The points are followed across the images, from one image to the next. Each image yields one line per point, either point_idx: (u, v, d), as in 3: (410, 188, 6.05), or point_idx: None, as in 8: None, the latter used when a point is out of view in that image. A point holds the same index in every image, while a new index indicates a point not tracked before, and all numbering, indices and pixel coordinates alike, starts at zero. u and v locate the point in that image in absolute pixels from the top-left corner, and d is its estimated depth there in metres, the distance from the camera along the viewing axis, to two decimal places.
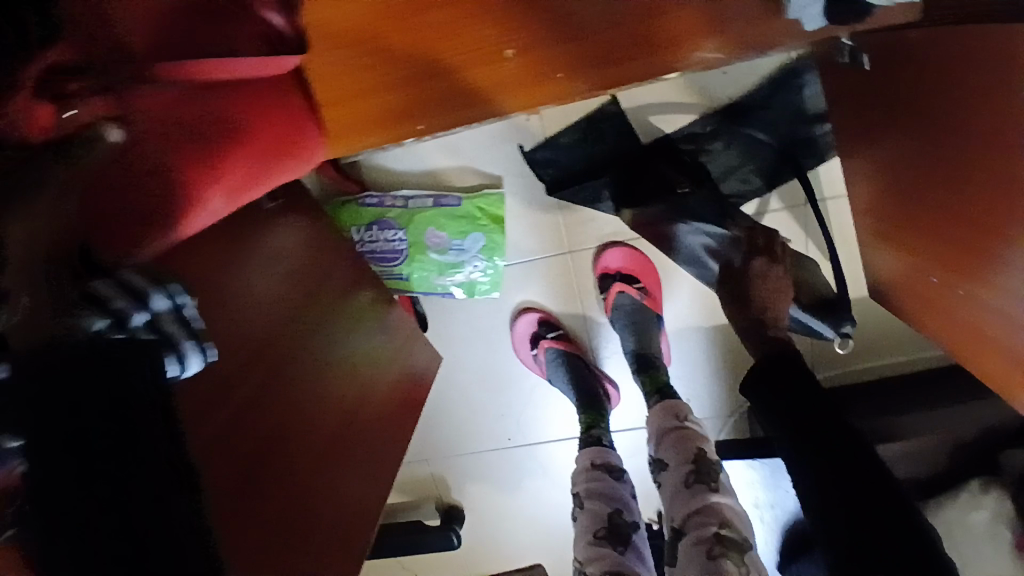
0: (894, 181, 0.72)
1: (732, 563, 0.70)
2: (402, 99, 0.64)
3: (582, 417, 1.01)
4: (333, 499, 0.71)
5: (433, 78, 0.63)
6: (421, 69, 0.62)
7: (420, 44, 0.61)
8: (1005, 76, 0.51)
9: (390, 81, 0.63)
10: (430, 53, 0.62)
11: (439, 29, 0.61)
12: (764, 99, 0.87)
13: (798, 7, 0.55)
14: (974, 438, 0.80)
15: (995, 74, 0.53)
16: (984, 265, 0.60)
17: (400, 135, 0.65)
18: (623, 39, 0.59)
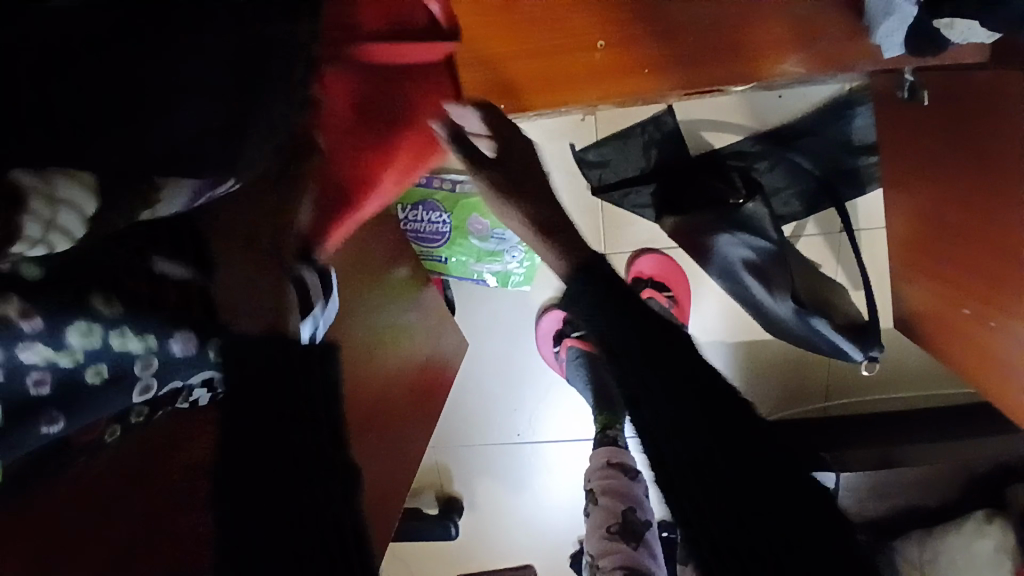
0: (930, 214, 0.76)
1: None
2: (495, 79, 0.65)
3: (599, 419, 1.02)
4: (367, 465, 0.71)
5: (529, 61, 0.64)
6: (514, 50, 0.64)
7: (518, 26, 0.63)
8: None
9: (489, 61, 0.64)
10: (527, 35, 0.63)
11: (540, 15, 0.62)
12: (813, 127, 0.92)
13: (884, 33, 0.57)
14: (985, 472, 0.84)
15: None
16: (1014, 297, 0.64)
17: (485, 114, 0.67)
18: (715, 46, 0.62)
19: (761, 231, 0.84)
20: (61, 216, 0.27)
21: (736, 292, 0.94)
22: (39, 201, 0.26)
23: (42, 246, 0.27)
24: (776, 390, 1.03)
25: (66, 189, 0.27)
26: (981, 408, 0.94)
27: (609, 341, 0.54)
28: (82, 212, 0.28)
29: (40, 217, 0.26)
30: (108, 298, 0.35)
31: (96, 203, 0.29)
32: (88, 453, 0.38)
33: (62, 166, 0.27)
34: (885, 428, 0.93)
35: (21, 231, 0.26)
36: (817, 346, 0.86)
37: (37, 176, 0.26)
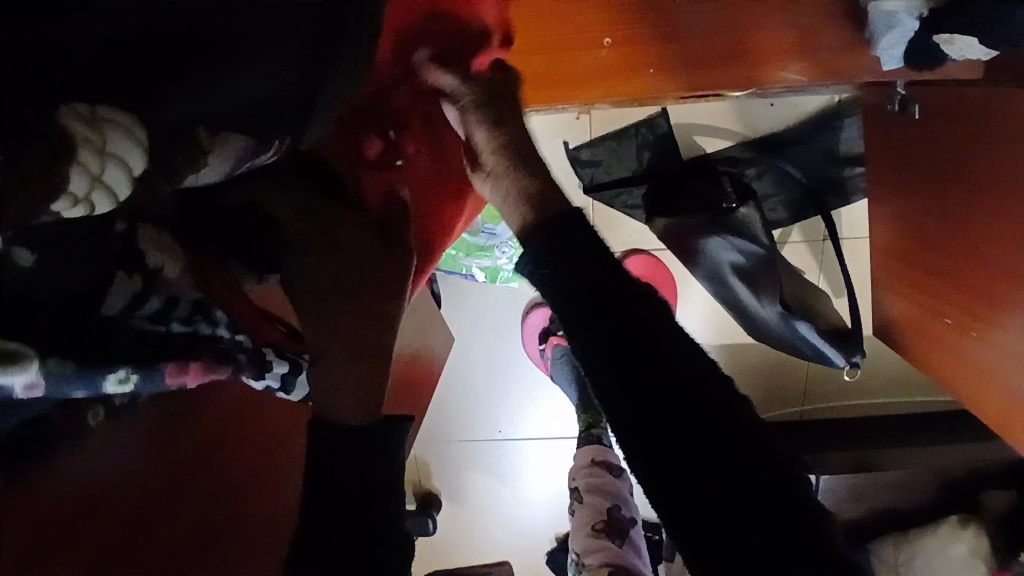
0: (915, 224, 0.78)
1: None
2: None
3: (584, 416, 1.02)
4: None
5: (536, 55, 0.64)
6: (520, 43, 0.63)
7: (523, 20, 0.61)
8: None
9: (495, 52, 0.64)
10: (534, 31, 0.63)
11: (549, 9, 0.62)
12: (802, 136, 0.93)
13: (884, 46, 0.59)
14: (958, 478, 0.86)
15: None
16: (997, 309, 0.66)
17: None
18: (719, 51, 0.63)
19: (750, 234, 0.85)
20: (105, 168, 0.26)
21: (721, 297, 0.95)
22: (89, 150, 0.25)
23: (83, 206, 0.26)
24: (755, 393, 1.05)
25: (116, 140, 0.26)
26: (954, 416, 0.97)
27: (569, 319, 0.48)
28: (125, 168, 0.27)
29: (88, 170, 0.25)
30: (131, 273, 0.36)
31: (142, 162, 0.27)
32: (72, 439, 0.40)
33: (113, 115, 0.26)
34: (862, 433, 0.95)
35: (68, 184, 0.24)
36: (800, 350, 0.88)
37: (88, 126, 0.25)
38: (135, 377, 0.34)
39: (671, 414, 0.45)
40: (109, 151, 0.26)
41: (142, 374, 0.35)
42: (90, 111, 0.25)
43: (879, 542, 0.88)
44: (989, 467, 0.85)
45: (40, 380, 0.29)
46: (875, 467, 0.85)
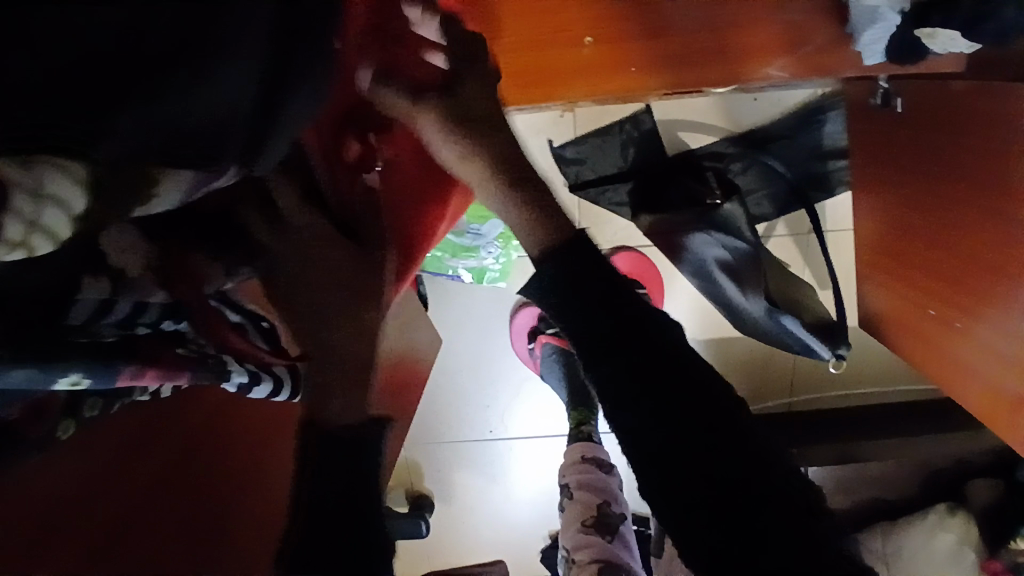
0: (898, 218, 0.78)
1: None
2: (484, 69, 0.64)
3: (575, 412, 1.02)
4: None
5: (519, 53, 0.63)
6: (499, 43, 0.62)
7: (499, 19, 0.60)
8: None
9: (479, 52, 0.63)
10: (514, 30, 0.62)
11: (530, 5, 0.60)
12: (785, 131, 0.93)
13: (866, 42, 0.59)
14: (943, 467, 0.87)
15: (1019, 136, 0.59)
16: (980, 301, 0.66)
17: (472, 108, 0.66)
18: (702, 46, 0.62)
19: (735, 232, 0.85)
20: (42, 212, 0.25)
21: (709, 293, 0.95)
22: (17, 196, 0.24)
23: (22, 249, 0.26)
24: (742, 386, 1.05)
25: (57, 186, 0.25)
26: (939, 405, 0.98)
27: (582, 349, 0.50)
28: (67, 208, 0.26)
29: (20, 216, 0.25)
30: (99, 276, 0.36)
31: (85, 201, 0.26)
32: (40, 449, 0.39)
33: (55, 157, 0.24)
34: (848, 424, 0.96)
35: None
36: (786, 343, 0.89)
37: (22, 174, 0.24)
38: (86, 380, 0.35)
39: (681, 429, 0.47)
40: (48, 195, 0.25)
41: (97, 375, 0.35)
42: (22, 157, 0.24)
43: (868, 532, 0.88)
44: (974, 456, 0.86)
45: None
46: (860, 458, 0.86)
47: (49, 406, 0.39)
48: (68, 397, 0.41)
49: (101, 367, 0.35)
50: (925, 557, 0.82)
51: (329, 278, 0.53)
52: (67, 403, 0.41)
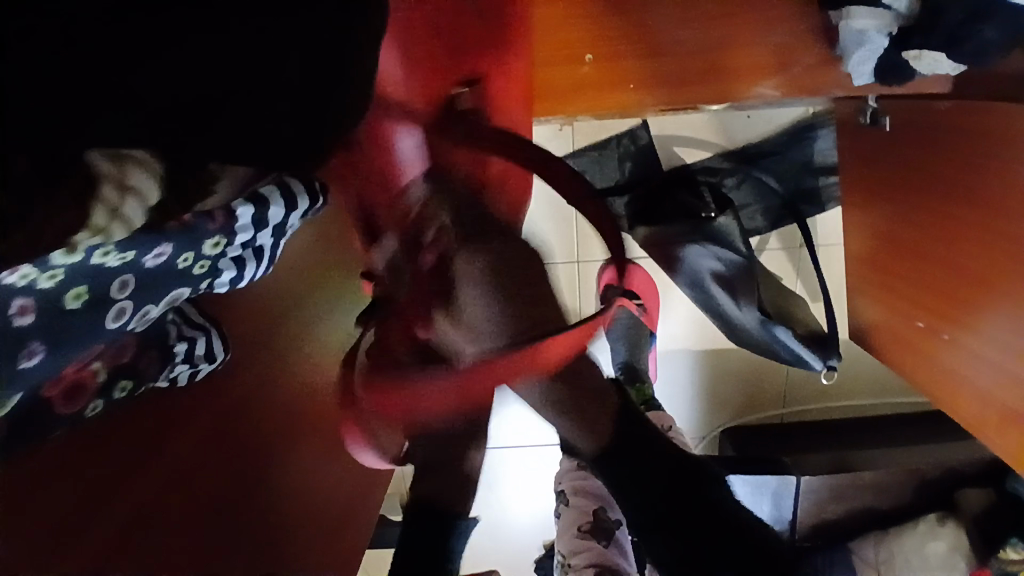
0: (889, 233, 0.80)
1: None
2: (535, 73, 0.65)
3: (628, 391, 1.02)
4: None
5: (543, 65, 0.65)
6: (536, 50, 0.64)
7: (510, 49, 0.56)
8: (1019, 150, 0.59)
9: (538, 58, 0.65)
10: (545, 42, 0.64)
11: (551, 21, 0.64)
12: (778, 147, 0.96)
13: (855, 63, 0.61)
14: (936, 477, 0.88)
15: (1003, 155, 0.61)
16: (967, 313, 0.69)
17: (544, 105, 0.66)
18: (695, 67, 0.64)
19: (729, 244, 0.87)
20: (128, 200, 0.31)
21: (703, 302, 0.97)
22: (107, 185, 0.30)
23: (100, 234, 0.30)
24: (735, 396, 1.08)
25: (133, 175, 0.31)
26: (932, 415, 0.99)
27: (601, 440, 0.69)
28: (143, 199, 0.32)
29: (108, 201, 0.30)
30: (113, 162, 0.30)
31: (156, 190, 0.33)
32: (69, 423, 0.40)
33: (136, 155, 0.31)
34: (842, 434, 0.98)
35: (88, 216, 0.30)
36: (778, 354, 0.90)
37: (111, 160, 0.30)
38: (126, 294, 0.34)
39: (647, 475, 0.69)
40: (127, 180, 0.31)
41: (137, 299, 0.35)
42: (112, 152, 0.30)
43: (859, 542, 0.91)
44: (966, 468, 0.87)
45: (34, 305, 0.30)
46: (851, 468, 0.89)
47: (83, 387, 0.40)
48: (103, 380, 0.41)
49: (154, 276, 0.35)
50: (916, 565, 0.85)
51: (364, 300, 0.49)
52: (102, 384, 0.41)
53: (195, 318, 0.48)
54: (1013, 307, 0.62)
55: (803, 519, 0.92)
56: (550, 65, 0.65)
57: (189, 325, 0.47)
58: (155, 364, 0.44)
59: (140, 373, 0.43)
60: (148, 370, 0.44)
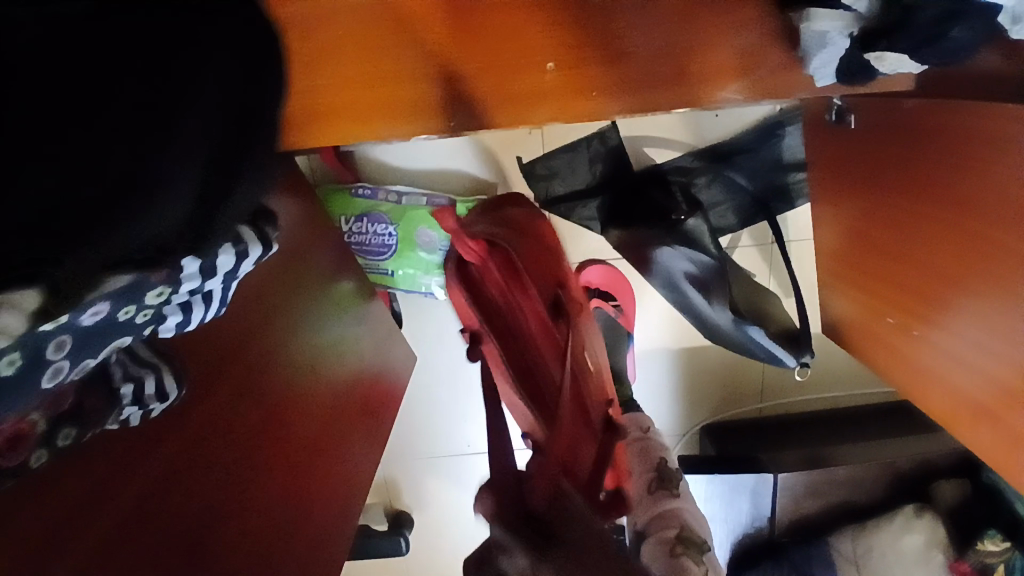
0: (859, 233, 0.81)
1: (692, 561, 0.68)
2: (498, 85, 0.64)
3: None
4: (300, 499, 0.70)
5: (507, 74, 0.64)
6: (498, 60, 0.63)
7: (428, 103, 0.65)
8: (985, 148, 0.58)
9: (500, 67, 0.63)
10: (511, 48, 0.62)
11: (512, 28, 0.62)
12: (749, 144, 0.96)
13: (817, 65, 0.61)
14: (911, 472, 0.90)
15: (971, 154, 0.60)
16: (936, 309, 0.69)
17: (513, 115, 0.66)
18: (660, 71, 0.63)
19: (700, 246, 0.88)
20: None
21: (679, 303, 0.97)
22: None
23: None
24: (713, 394, 1.08)
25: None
26: (905, 408, 1.01)
27: None
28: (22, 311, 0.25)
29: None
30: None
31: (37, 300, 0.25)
32: (13, 476, 0.38)
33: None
34: (816, 429, 0.99)
35: None
36: (753, 352, 0.90)
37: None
38: (76, 362, 0.34)
39: None
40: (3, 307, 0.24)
41: (73, 358, 0.34)
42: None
43: (837, 537, 0.91)
44: (938, 461, 0.89)
45: None
46: (827, 464, 0.90)
47: (26, 437, 0.38)
48: (47, 427, 0.39)
49: (93, 333, 0.34)
50: (892, 558, 0.86)
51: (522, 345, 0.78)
52: (44, 434, 0.39)
53: (144, 356, 0.47)
54: (973, 305, 0.63)
55: (782, 516, 0.92)
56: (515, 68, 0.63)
57: (136, 364, 0.45)
58: (104, 407, 0.43)
59: (90, 420, 0.42)
60: (96, 416, 0.42)
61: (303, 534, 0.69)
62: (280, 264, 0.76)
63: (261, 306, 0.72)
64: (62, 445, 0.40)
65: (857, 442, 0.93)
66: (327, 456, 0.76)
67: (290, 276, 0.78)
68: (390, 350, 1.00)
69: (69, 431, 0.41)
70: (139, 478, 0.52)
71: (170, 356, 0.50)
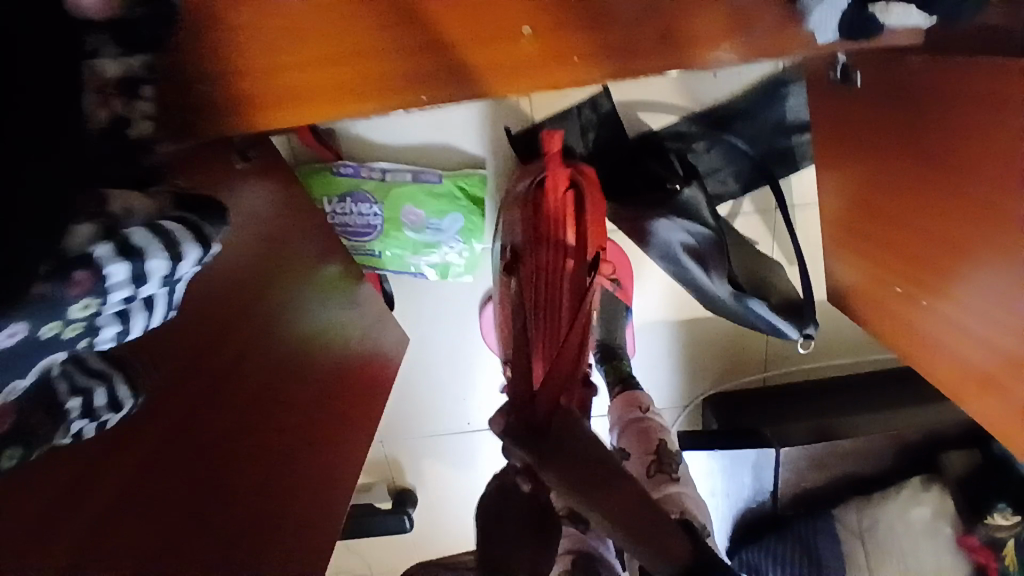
0: (864, 198, 0.76)
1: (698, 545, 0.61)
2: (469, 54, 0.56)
3: (606, 369, 0.99)
4: (290, 490, 0.69)
5: (478, 39, 0.56)
6: (470, 24, 0.56)
7: (389, 75, 0.57)
8: (1004, 107, 0.53)
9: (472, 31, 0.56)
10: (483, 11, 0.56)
11: None
12: (748, 106, 0.91)
13: (817, 20, 0.56)
14: (917, 442, 0.88)
15: (988, 119, 0.55)
16: (944, 278, 0.65)
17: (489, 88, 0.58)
18: (645, 34, 0.57)
19: (697, 217, 0.83)
20: None
21: (674, 273, 0.94)
22: None
23: None
24: (715, 366, 1.06)
25: None
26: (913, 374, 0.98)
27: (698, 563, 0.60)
28: None
29: None
30: None
31: None
32: None
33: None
34: (821, 399, 0.96)
35: None
36: (753, 324, 0.87)
37: None
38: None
39: None
40: None
41: None
42: None
43: (843, 509, 0.88)
44: (944, 431, 0.87)
45: None
46: (833, 436, 0.88)
47: None
48: None
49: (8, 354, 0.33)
50: (899, 531, 0.84)
51: (543, 305, 0.76)
52: None
53: (94, 365, 0.45)
54: (984, 274, 0.59)
55: (785, 489, 0.90)
56: (490, 32, 0.56)
57: (83, 375, 0.44)
58: (50, 425, 0.41)
59: (34, 438, 0.40)
60: (39, 433, 0.41)
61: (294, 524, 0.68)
62: (259, 249, 0.73)
63: (249, 287, 0.69)
64: (9, 466, 0.40)
65: (863, 413, 0.90)
66: (311, 447, 0.74)
67: (274, 264, 0.75)
68: (380, 333, 0.97)
69: (14, 453, 0.40)
70: (104, 489, 0.50)
71: (123, 364, 0.48)
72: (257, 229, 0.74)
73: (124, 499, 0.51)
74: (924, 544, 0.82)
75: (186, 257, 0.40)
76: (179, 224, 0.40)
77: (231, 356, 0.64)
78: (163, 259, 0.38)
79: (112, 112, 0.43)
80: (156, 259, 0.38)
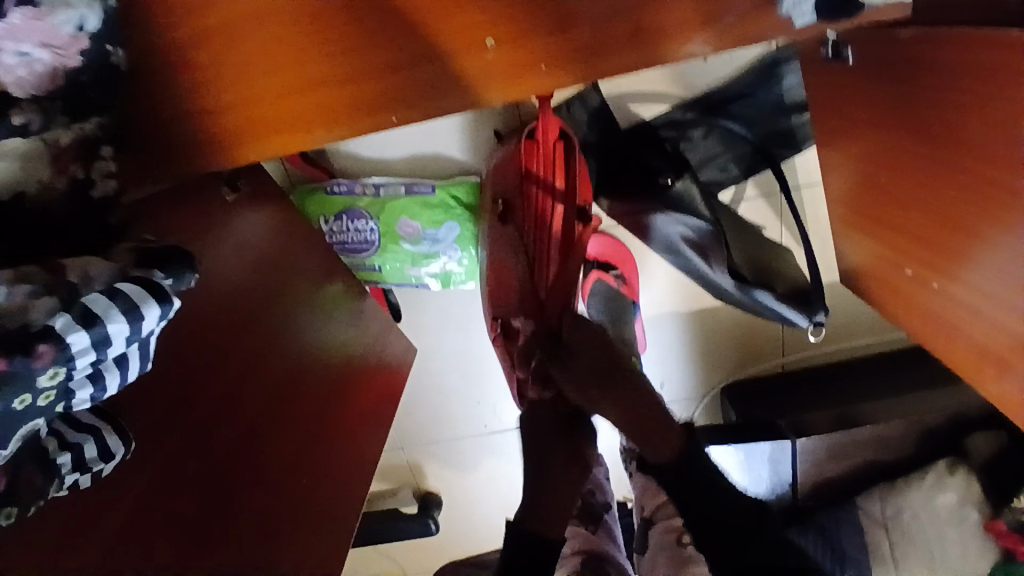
0: (871, 177, 0.72)
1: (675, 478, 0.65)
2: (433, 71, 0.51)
3: None
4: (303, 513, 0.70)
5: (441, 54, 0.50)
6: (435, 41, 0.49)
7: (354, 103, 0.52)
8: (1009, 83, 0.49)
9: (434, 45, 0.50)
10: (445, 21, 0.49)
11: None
12: (743, 89, 0.87)
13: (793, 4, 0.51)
14: (939, 424, 0.86)
15: (993, 93, 0.51)
16: (955, 261, 0.62)
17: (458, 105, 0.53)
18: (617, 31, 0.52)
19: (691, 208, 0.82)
20: None
21: (681, 267, 0.92)
22: None
23: None
24: (729, 355, 1.04)
25: None
26: None
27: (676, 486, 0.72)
28: None
29: None
30: None
31: None
32: None
33: None
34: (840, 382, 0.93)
35: None
36: (761, 313, 0.84)
37: None
38: None
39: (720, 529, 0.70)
40: None
41: None
42: None
43: (866, 498, 0.88)
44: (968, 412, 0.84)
45: None
46: (854, 423, 0.86)
47: None
48: None
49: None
50: (925, 520, 0.84)
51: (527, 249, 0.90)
52: None
53: (83, 420, 0.47)
54: (994, 259, 0.56)
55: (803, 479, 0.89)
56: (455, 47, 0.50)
57: (73, 431, 0.45)
58: (41, 482, 0.43)
59: (24, 497, 0.42)
60: (34, 491, 0.42)
61: (311, 543, 0.70)
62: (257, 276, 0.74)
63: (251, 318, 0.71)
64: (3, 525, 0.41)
65: (884, 397, 0.87)
66: (323, 468, 0.75)
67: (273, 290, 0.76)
68: (386, 345, 0.97)
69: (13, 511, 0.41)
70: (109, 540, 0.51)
71: (115, 416, 0.49)
72: (251, 259, 0.74)
73: (131, 544, 0.53)
74: (952, 534, 0.82)
75: (147, 316, 0.40)
76: (135, 283, 0.40)
77: (230, 389, 0.65)
78: (124, 323, 0.39)
79: (69, 178, 0.53)
80: (116, 322, 0.38)
